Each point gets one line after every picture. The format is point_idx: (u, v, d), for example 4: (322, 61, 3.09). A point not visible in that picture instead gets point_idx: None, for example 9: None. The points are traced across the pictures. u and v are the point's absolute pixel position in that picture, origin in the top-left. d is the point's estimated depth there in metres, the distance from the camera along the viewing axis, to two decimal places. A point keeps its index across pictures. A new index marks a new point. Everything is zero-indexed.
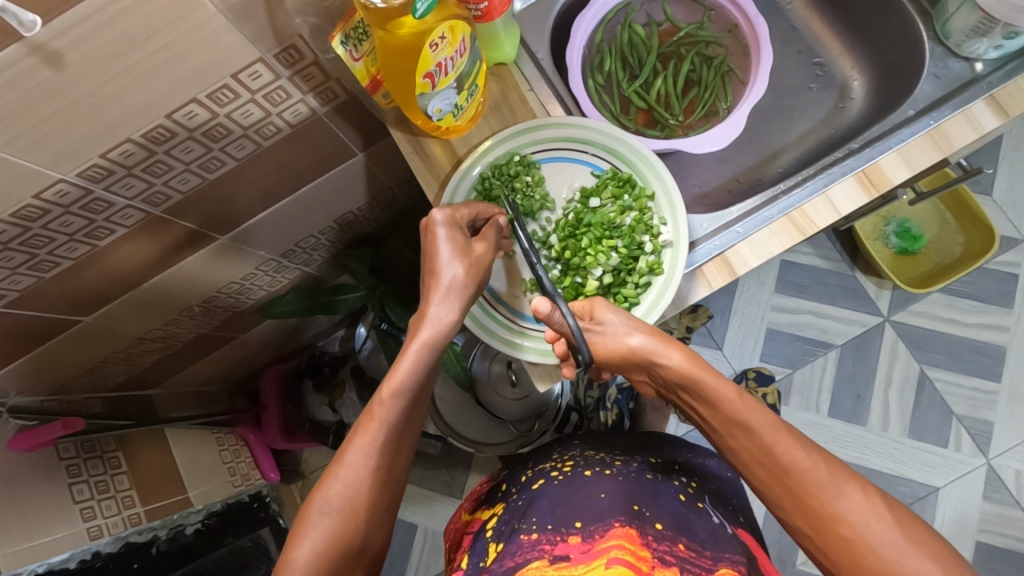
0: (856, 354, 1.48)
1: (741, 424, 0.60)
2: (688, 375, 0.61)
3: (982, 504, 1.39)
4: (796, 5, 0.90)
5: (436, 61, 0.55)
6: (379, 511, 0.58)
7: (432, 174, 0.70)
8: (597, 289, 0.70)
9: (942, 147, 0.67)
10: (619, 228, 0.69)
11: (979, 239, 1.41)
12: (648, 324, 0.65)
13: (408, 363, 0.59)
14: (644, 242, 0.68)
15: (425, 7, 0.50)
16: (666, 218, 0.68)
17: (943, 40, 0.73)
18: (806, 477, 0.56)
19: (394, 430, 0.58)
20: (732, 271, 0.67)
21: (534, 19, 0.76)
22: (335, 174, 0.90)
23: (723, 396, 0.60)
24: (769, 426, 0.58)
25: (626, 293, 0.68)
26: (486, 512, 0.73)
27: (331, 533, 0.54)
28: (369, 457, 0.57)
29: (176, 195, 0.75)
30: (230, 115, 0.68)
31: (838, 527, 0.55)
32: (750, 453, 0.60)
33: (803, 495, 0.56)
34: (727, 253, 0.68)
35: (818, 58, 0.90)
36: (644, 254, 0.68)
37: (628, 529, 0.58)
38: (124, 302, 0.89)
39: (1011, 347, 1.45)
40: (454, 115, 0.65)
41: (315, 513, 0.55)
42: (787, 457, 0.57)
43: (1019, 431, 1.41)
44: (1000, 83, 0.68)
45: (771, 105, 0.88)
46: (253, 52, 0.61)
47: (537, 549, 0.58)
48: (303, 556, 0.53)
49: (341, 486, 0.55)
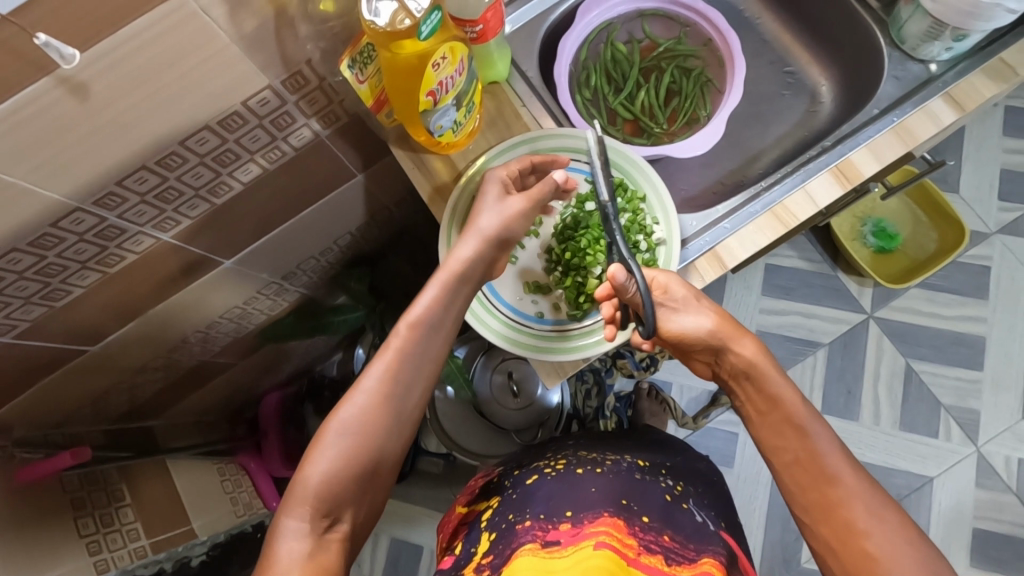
0: (844, 351, 1.58)
1: (799, 428, 0.63)
2: (757, 366, 0.66)
3: (976, 491, 1.48)
4: (765, 20, 0.93)
5: (438, 79, 0.59)
6: (394, 439, 0.60)
7: (433, 187, 0.73)
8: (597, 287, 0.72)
9: (908, 141, 0.69)
10: (616, 228, 0.71)
11: (952, 233, 1.53)
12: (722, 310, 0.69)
13: (426, 306, 0.65)
14: (639, 241, 0.69)
15: (429, 30, 0.54)
16: (658, 217, 0.69)
17: (900, 45, 0.75)
18: (842, 489, 0.59)
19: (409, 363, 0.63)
20: (723, 265, 0.68)
21: (523, 40, 0.77)
22: (335, 197, 0.94)
23: (784, 396, 0.65)
24: (828, 438, 0.62)
25: None
26: (482, 505, 0.75)
27: (350, 453, 0.57)
28: (385, 385, 0.61)
29: (185, 220, 0.78)
30: (239, 140, 0.71)
31: (862, 541, 0.56)
32: (795, 455, 0.62)
33: (834, 505, 0.58)
34: (717, 247, 0.69)
35: (789, 67, 0.92)
36: (639, 252, 0.69)
37: (615, 519, 0.61)
38: (131, 329, 0.91)
39: (990, 337, 1.55)
40: (454, 130, 0.68)
41: (331, 434, 0.58)
42: (832, 467, 0.60)
43: (1004, 418, 1.51)
44: (953, 81, 0.70)
45: (750, 112, 0.91)
46: (263, 79, 0.65)
47: (530, 533, 0.60)
48: (319, 470, 0.56)
49: (359, 408, 0.59)
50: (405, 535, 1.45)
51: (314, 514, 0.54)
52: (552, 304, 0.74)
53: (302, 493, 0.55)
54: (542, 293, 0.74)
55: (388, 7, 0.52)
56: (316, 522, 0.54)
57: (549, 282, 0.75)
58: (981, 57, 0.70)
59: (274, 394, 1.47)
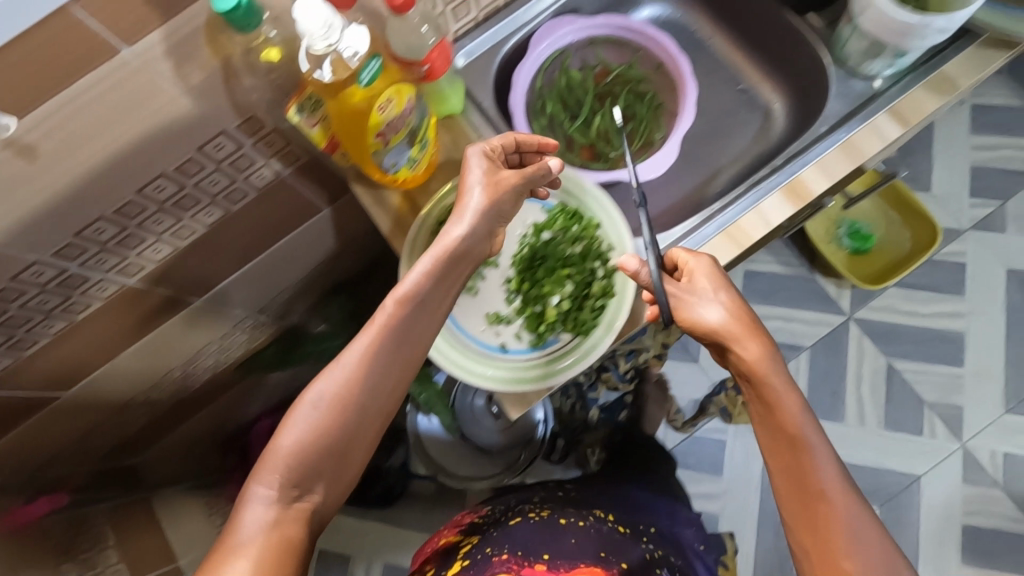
0: (826, 353, 1.59)
1: (798, 444, 0.60)
2: (758, 371, 0.63)
3: (964, 486, 1.49)
4: (715, 40, 0.86)
5: (386, 122, 0.60)
6: (368, 419, 0.55)
7: (393, 222, 0.73)
8: (556, 317, 0.67)
9: (855, 157, 0.68)
10: (571, 258, 0.68)
11: (925, 231, 1.55)
12: (741, 304, 0.65)
13: (414, 275, 0.58)
14: (596, 269, 0.67)
15: (368, 76, 0.56)
16: (615, 243, 0.67)
17: (843, 63, 0.72)
18: (825, 508, 0.58)
19: (398, 336, 0.57)
20: (680, 288, 0.67)
21: (476, 73, 0.77)
22: (303, 230, 0.94)
23: (784, 406, 0.62)
24: (828, 461, 0.59)
25: (584, 318, 0.66)
26: (460, 535, 0.85)
27: (320, 426, 0.53)
28: (365, 362, 0.55)
29: (150, 264, 0.78)
30: (198, 185, 0.71)
31: (839, 561, 0.56)
32: (786, 468, 0.61)
33: (817, 520, 0.58)
34: (674, 271, 0.68)
35: (740, 85, 0.84)
36: (597, 280, 0.67)
37: (591, 567, 0.76)
38: (106, 370, 0.91)
39: (969, 332, 1.56)
40: (410, 167, 0.69)
41: (304, 404, 0.54)
42: (819, 484, 0.59)
43: (988, 412, 1.52)
44: (898, 95, 0.69)
45: (704, 132, 0.83)
46: (215, 126, 0.65)
47: (505, 566, 0.75)
48: (288, 439, 0.52)
49: (333, 384, 0.54)
50: (398, 559, 1.44)
51: (280, 486, 0.51)
52: (515, 334, 0.67)
53: (270, 462, 0.52)
54: (503, 324, 0.68)
55: (328, 62, 0.54)
56: (283, 496, 0.51)
57: (508, 312, 0.68)
58: (923, 71, 0.69)
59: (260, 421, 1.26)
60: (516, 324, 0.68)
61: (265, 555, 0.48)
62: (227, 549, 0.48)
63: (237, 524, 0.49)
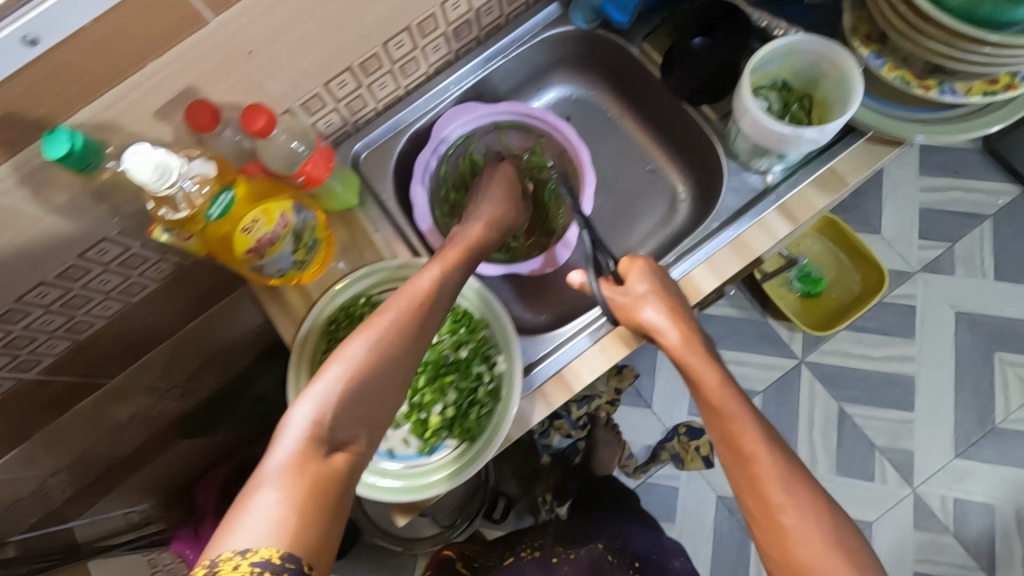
0: (778, 398, 1.58)
1: (726, 414, 0.59)
2: (679, 357, 0.63)
3: (915, 531, 1.48)
4: (625, 121, 0.86)
5: (255, 240, 0.59)
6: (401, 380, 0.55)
7: (287, 318, 0.72)
8: (442, 423, 0.66)
9: (745, 256, 0.68)
10: (455, 363, 0.68)
11: (874, 276, 1.53)
12: (672, 299, 0.65)
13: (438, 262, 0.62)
14: (481, 373, 0.67)
15: (218, 210, 0.55)
16: (501, 346, 0.67)
17: (735, 157, 0.72)
18: (759, 468, 0.57)
19: (436, 307, 0.59)
20: (570, 391, 0.67)
21: (376, 164, 0.77)
22: (219, 308, 0.93)
23: (707, 385, 0.61)
24: (759, 425, 0.59)
25: (467, 425, 0.65)
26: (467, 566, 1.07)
27: (361, 378, 0.52)
28: (411, 316, 0.57)
29: (47, 358, 0.77)
30: (87, 286, 0.70)
31: (777, 516, 0.55)
32: (722, 434, 0.60)
33: (756, 485, 0.56)
34: (562, 372, 0.67)
35: (649, 165, 0.85)
36: (482, 383, 0.67)
37: None
38: (15, 457, 0.88)
39: (919, 376, 1.56)
40: (300, 268, 0.68)
41: (354, 343, 0.54)
42: (751, 448, 0.58)
43: (938, 457, 1.51)
44: (786, 191, 0.69)
45: (612, 214, 0.84)
46: (95, 235, 0.64)
47: None
48: (334, 378, 0.52)
49: (380, 332, 0.55)
50: None
51: (323, 432, 0.49)
52: (402, 438, 0.66)
53: (315, 396, 0.51)
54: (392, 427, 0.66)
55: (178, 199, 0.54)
56: (325, 430, 0.50)
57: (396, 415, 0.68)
58: (812, 167, 0.69)
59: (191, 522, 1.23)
60: (403, 428, 0.67)
61: (301, 488, 0.46)
62: (265, 490, 0.45)
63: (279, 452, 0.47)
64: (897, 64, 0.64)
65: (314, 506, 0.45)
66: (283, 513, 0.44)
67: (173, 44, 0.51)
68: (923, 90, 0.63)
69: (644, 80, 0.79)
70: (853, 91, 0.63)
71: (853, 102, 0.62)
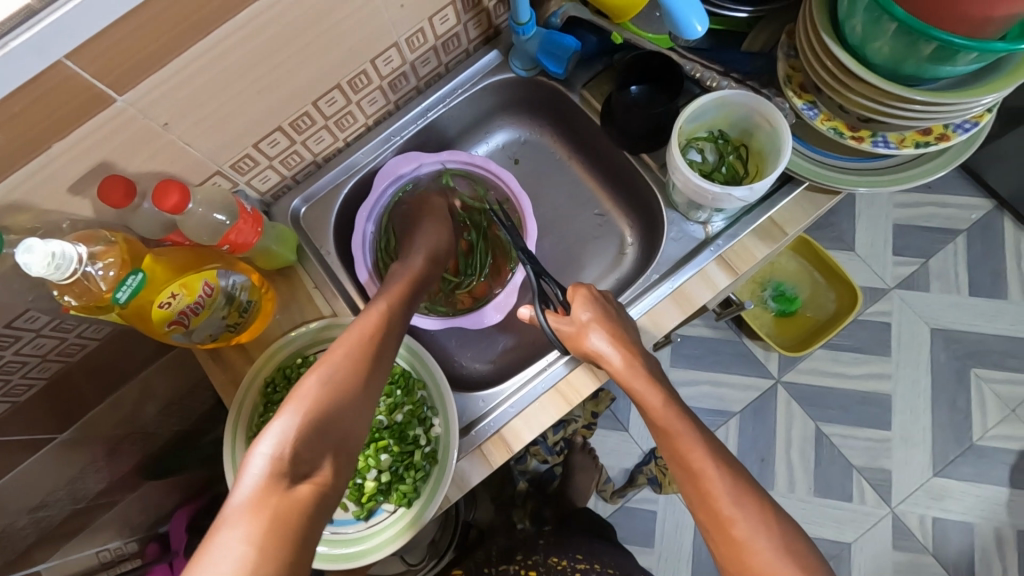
0: (754, 419, 1.41)
1: (671, 431, 0.58)
2: (625, 381, 0.61)
3: (894, 553, 1.31)
4: (572, 164, 0.86)
5: (175, 312, 0.59)
6: (362, 404, 0.57)
7: (227, 379, 0.71)
8: (377, 489, 0.65)
9: (685, 308, 0.68)
10: (390, 427, 0.67)
11: (847, 294, 1.37)
12: (612, 322, 0.64)
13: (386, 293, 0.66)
14: (417, 435, 0.66)
15: (126, 293, 0.54)
16: (437, 409, 0.67)
17: (676, 205, 0.72)
18: (706, 480, 0.56)
19: (386, 333, 0.62)
20: (509, 449, 0.66)
21: (318, 218, 0.76)
22: (168, 359, 0.91)
23: (650, 406, 0.60)
24: (705, 439, 0.58)
25: (403, 490, 0.64)
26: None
27: (322, 406, 0.54)
28: (363, 348, 0.59)
29: None
30: (20, 351, 0.68)
31: (729, 528, 0.54)
32: (669, 452, 0.58)
33: (705, 498, 0.56)
34: (502, 431, 0.66)
35: (597, 210, 0.85)
36: (418, 447, 0.66)
37: None
38: None
39: (896, 394, 1.39)
40: (232, 330, 0.67)
41: (309, 383, 0.56)
42: (697, 462, 0.57)
43: (915, 475, 1.35)
44: (726, 242, 0.69)
45: (559, 258, 0.84)
46: (21, 303, 0.61)
47: None
48: (292, 416, 0.53)
49: (336, 366, 0.57)
50: None
51: (286, 462, 0.50)
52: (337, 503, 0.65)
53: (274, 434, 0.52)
54: None
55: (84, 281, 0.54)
56: (288, 463, 0.50)
57: None
58: (752, 216, 0.69)
59: (154, 540, 1.08)
60: None
61: (266, 519, 0.46)
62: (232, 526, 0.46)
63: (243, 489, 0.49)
64: (832, 114, 0.63)
65: (276, 537, 0.46)
66: (246, 544, 0.44)
67: (79, 124, 0.50)
68: (856, 141, 0.62)
69: (587, 125, 0.79)
70: (783, 142, 0.63)
71: (782, 157, 0.62)
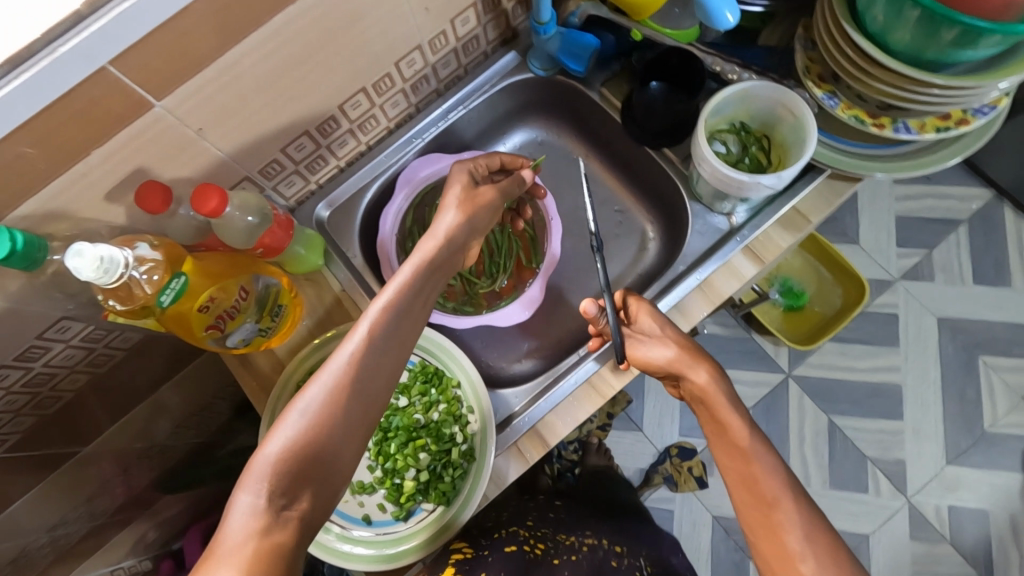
0: (766, 415, 1.41)
1: (749, 460, 0.59)
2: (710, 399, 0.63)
3: (912, 545, 1.31)
4: (590, 162, 0.87)
5: (213, 317, 0.60)
6: (358, 425, 0.50)
7: (257, 384, 0.70)
8: (416, 488, 0.66)
9: (713, 300, 0.69)
10: (427, 425, 0.68)
11: (854, 288, 1.37)
12: (684, 337, 0.65)
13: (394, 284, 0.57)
14: (454, 434, 0.67)
15: (169, 297, 0.54)
16: (472, 406, 0.67)
17: (699, 198, 0.73)
18: (777, 514, 0.56)
19: (387, 338, 0.54)
20: (545, 445, 0.66)
21: (342, 223, 0.77)
22: (190, 370, 0.90)
23: (732, 431, 0.61)
24: (780, 473, 0.58)
25: (442, 488, 0.65)
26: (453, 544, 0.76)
27: (309, 428, 0.48)
28: (356, 366, 0.51)
29: (10, 437, 0.73)
30: (49, 363, 0.67)
31: (796, 563, 0.54)
32: (740, 477, 0.60)
33: (772, 530, 0.56)
34: (538, 427, 0.66)
35: (617, 207, 0.86)
36: (455, 445, 0.66)
37: None
38: None
39: (906, 386, 1.40)
40: (264, 337, 0.67)
41: (291, 414, 0.49)
42: (771, 494, 0.57)
43: (930, 465, 1.35)
44: (751, 233, 0.69)
45: (580, 256, 0.85)
46: (54, 314, 0.61)
47: None
48: (274, 447, 0.47)
49: (324, 391, 0.50)
50: None
51: (269, 493, 0.45)
52: (378, 504, 0.66)
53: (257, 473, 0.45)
54: (366, 493, 0.66)
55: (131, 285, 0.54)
56: (270, 506, 0.44)
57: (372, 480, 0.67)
58: (777, 205, 0.70)
59: (168, 557, 0.99)
60: (378, 493, 0.66)
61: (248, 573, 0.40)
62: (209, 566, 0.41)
63: (223, 538, 0.42)
64: (852, 103, 0.64)
65: None
66: None
67: (119, 131, 0.50)
68: (878, 128, 0.63)
69: (607, 124, 0.80)
70: (808, 132, 0.64)
71: (808, 143, 0.63)
